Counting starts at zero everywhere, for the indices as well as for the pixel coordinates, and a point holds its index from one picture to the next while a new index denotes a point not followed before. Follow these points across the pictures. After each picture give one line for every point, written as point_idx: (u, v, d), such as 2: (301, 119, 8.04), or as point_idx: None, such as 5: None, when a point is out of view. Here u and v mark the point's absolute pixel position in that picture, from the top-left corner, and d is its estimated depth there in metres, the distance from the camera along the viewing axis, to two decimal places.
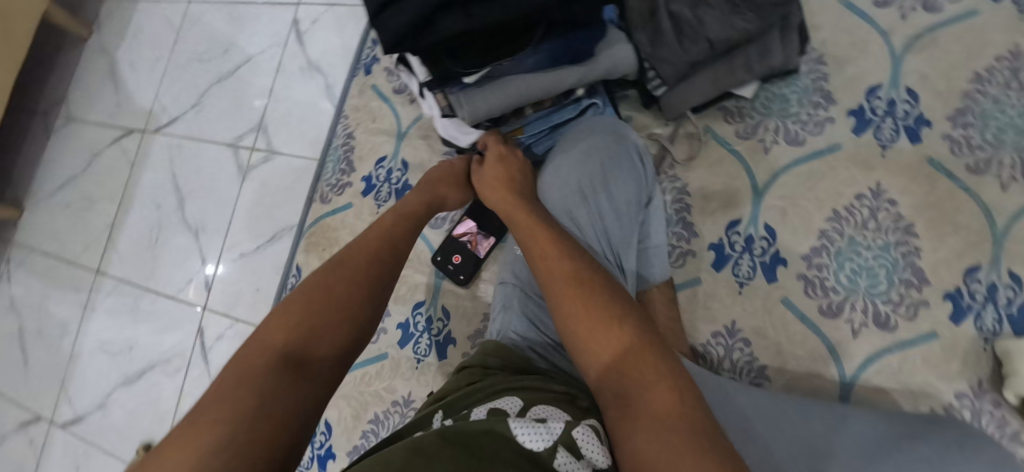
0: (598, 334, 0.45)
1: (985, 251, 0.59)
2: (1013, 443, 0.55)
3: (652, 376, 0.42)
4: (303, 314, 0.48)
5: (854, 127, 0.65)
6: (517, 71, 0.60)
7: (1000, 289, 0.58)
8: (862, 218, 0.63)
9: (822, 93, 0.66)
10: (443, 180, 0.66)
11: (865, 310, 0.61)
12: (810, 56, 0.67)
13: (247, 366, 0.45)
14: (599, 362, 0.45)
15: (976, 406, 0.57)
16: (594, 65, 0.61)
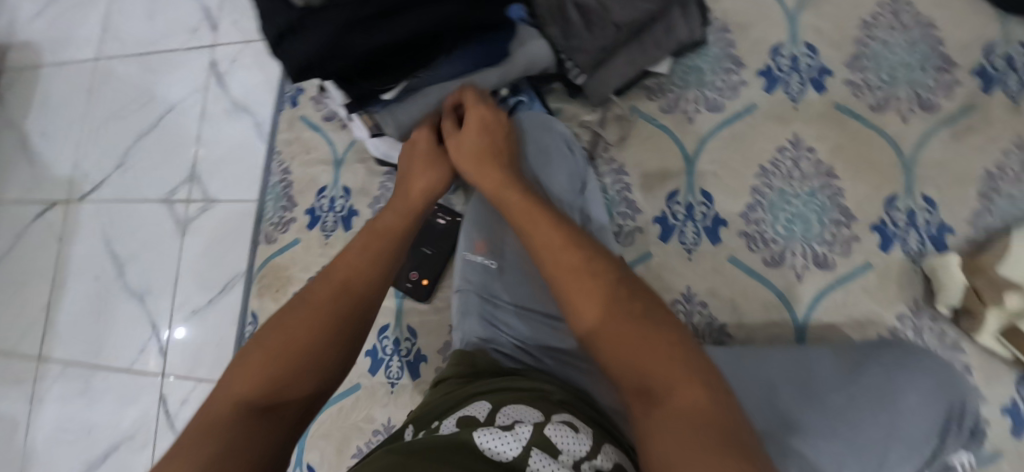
0: (618, 325, 0.42)
1: (900, 181, 0.63)
2: (953, 352, 0.60)
3: (677, 375, 0.39)
4: (272, 356, 0.45)
5: (765, 85, 0.68)
6: (435, 80, 0.61)
7: (918, 213, 0.62)
8: (787, 169, 0.66)
9: (731, 59, 0.70)
10: (415, 165, 0.59)
11: (805, 254, 0.64)
12: (715, 26, 0.71)
13: (211, 414, 0.43)
14: (618, 361, 0.41)
15: (918, 325, 0.61)
16: (511, 65, 0.63)
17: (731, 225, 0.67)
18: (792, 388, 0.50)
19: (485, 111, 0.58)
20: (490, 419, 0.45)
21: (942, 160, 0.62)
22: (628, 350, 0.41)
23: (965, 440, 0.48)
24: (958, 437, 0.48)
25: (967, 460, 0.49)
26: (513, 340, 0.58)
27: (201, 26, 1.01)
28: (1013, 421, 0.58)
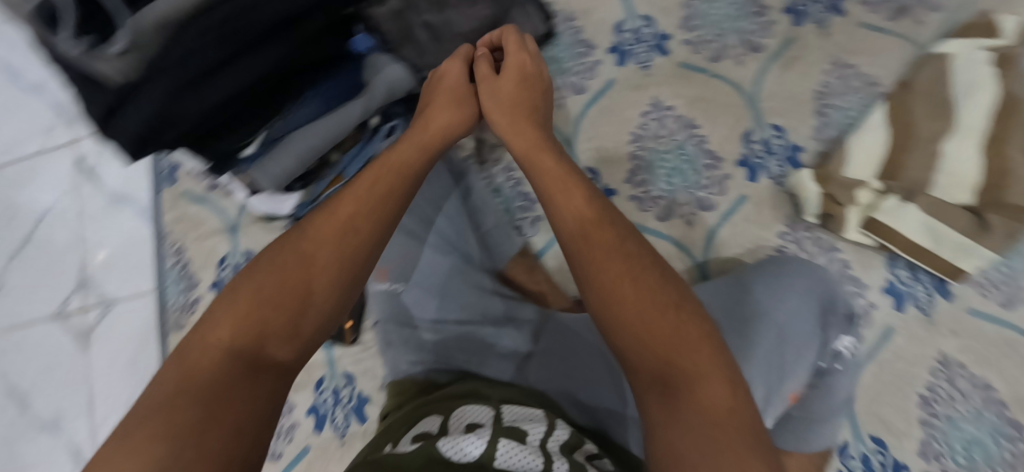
0: (653, 314, 0.43)
1: (751, 117, 0.70)
2: (831, 253, 0.66)
3: (706, 366, 0.41)
4: (281, 294, 0.45)
5: (617, 61, 0.74)
6: None
7: (773, 140, 0.69)
8: (654, 129, 0.72)
9: (584, 43, 0.75)
10: (437, 104, 0.59)
11: (690, 201, 0.70)
12: (562, 17, 0.76)
13: (192, 365, 0.41)
14: (646, 343, 0.43)
15: (797, 237, 0.67)
16: (372, 93, 0.61)
17: (619, 193, 0.72)
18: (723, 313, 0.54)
19: (526, 56, 0.61)
20: (443, 429, 0.46)
21: (777, 90, 0.70)
22: (665, 336, 0.42)
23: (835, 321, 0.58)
24: (835, 324, 0.58)
25: (848, 343, 0.61)
26: (444, 359, 0.59)
27: (57, 124, 0.96)
28: (893, 297, 0.65)
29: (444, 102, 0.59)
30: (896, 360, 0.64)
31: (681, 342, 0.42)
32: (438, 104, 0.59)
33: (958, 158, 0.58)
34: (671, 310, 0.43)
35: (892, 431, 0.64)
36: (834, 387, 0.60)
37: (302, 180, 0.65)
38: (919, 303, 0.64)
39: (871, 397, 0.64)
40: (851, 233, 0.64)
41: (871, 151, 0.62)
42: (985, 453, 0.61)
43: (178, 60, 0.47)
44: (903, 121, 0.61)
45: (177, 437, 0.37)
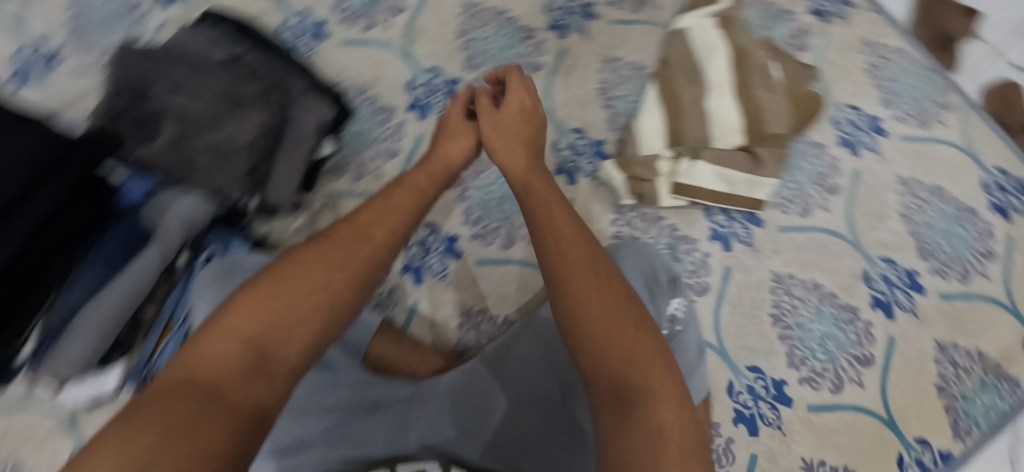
0: (627, 333, 0.56)
1: (669, 47, 0.89)
2: (761, 143, 0.84)
3: (657, 379, 0.55)
4: (339, 258, 0.59)
5: (557, 35, 0.92)
6: (268, 164, 0.74)
7: (692, 60, 0.87)
8: (601, 81, 0.91)
9: (524, 30, 0.92)
10: (511, 91, 0.73)
11: (645, 128, 0.86)
12: (503, 15, 0.92)
13: (328, 259, 0.58)
14: (631, 337, 0.56)
15: (728, 135, 0.84)
16: (309, 114, 0.75)
17: (591, 136, 0.90)
18: None
19: (525, 96, 0.73)
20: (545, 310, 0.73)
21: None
22: (637, 347, 0.56)
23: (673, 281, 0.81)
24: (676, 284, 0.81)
25: (682, 303, 0.78)
26: (500, 294, 0.82)
27: None
28: (720, 241, 0.88)
29: (458, 133, 0.72)
30: (805, 235, 0.89)
31: (640, 354, 0.56)
32: (453, 131, 0.72)
33: (770, 74, 0.85)
34: (634, 327, 0.57)
35: (822, 270, 0.88)
36: (683, 338, 0.75)
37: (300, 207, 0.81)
38: (806, 174, 0.91)
39: (791, 250, 0.88)
40: (720, 145, 0.84)
41: (718, 87, 0.84)
42: (861, 273, 0.89)
43: (223, 131, 0.70)
44: (735, 59, 0.85)
45: (359, 257, 0.59)
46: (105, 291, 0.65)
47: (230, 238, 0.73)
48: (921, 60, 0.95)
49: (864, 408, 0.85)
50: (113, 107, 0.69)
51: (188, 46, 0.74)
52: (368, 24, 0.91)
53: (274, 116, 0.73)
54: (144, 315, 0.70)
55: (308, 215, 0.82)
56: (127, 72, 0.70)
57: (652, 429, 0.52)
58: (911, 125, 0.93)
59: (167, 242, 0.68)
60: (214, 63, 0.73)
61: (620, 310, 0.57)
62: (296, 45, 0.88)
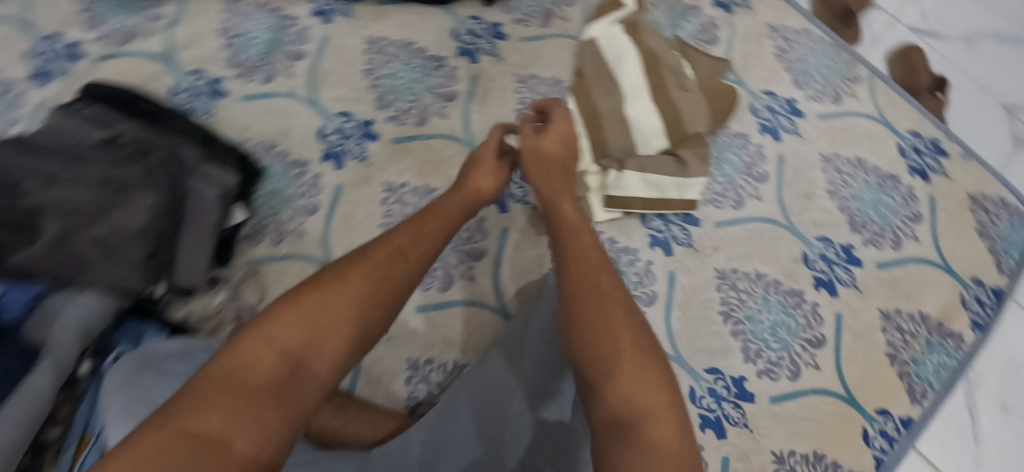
0: (636, 356, 0.56)
1: (584, 58, 0.87)
2: (683, 143, 0.83)
3: (660, 400, 0.54)
4: (377, 283, 0.58)
5: (469, 59, 0.88)
6: (172, 245, 0.69)
7: (608, 69, 0.85)
8: (521, 102, 0.88)
9: (434, 59, 0.87)
10: (555, 117, 0.73)
11: (572, 145, 0.84)
12: (410, 47, 0.87)
13: (365, 281, 0.57)
14: (641, 361, 0.56)
15: (649, 141, 0.83)
16: (211, 187, 0.69)
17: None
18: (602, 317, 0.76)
19: (567, 125, 0.73)
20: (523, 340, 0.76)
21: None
22: (650, 373, 0.55)
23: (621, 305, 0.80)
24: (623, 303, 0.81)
25: None
26: (445, 339, 0.79)
27: None
28: (661, 247, 0.87)
29: (486, 164, 0.72)
30: (742, 228, 0.89)
31: (647, 375, 0.55)
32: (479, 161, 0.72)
33: (682, 71, 0.85)
34: (645, 349, 0.57)
35: (763, 259, 0.88)
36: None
37: (212, 281, 0.74)
38: (734, 166, 0.91)
39: (730, 245, 0.88)
40: (643, 152, 0.83)
41: (634, 94, 0.83)
42: (801, 256, 0.89)
43: (110, 222, 0.65)
44: (647, 64, 0.84)
45: (395, 279, 0.59)
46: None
47: (138, 332, 0.67)
48: (824, 39, 0.98)
49: (824, 389, 0.86)
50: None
51: (62, 127, 0.67)
52: (267, 75, 0.83)
53: (171, 194, 0.68)
54: (48, 437, 0.62)
55: (225, 287, 0.75)
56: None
57: (653, 451, 0.50)
58: (825, 102, 0.95)
59: (61, 356, 0.64)
60: (91, 146, 0.67)
61: (634, 334, 0.58)
62: (189, 108, 0.79)
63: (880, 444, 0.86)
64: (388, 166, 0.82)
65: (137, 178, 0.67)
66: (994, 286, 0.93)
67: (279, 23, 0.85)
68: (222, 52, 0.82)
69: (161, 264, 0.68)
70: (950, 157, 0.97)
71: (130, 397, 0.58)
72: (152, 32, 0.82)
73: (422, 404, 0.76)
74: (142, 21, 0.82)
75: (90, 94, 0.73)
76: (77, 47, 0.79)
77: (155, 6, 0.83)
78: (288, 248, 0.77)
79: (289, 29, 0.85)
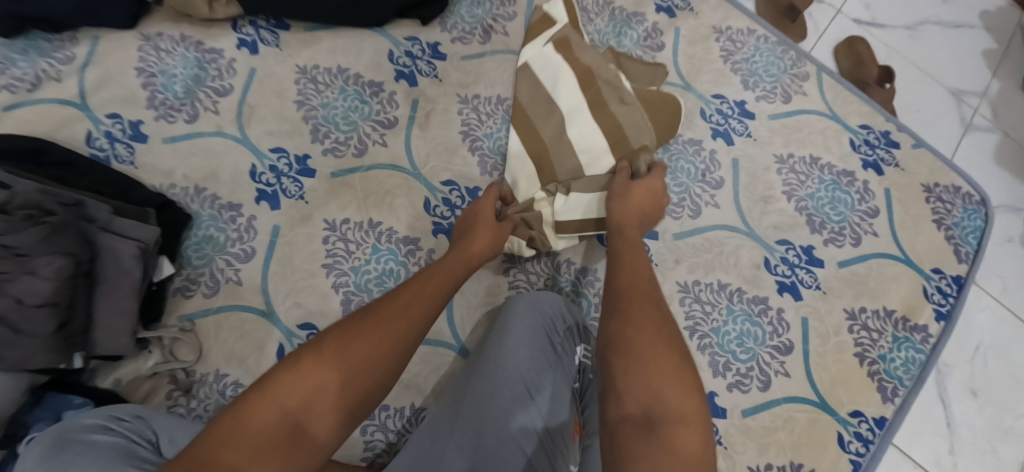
0: (664, 361, 0.58)
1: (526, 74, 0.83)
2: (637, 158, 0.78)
3: (686, 401, 0.56)
4: (384, 332, 0.58)
5: (407, 82, 0.84)
6: (90, 306, 0.64)
7: (551, 90, 0.83)
8: (465, 123, 0.84)
9: (370, 84, 0.83)
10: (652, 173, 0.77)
11: (519, 169, 0.81)
12: (344, 73, 0.83)
13: (376, 330, 0.58)
14: (668, 366, 0.58)
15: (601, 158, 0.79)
16: (127, 242, 0.65)
17: (463, 187, 0.81)
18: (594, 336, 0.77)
19: (657, 180, 0.76)
20: None
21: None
22: (677, 374, 0.57)
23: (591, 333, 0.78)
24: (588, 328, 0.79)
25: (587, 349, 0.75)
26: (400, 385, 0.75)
27: None
28: None
29: (483, 212, 0.75)
30: (702, 239, 0.87)
31: (675, 378, 0.57)
32: (477, 212, 0.75)
33: (620, 84, 0.81)
34: (680, 357, 0.59)
35: (726, 268, 0.86)
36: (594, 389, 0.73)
37: (144, 344, 0.70)
38: (689, 173, 0.88)
39: (690, 256, 0.86)
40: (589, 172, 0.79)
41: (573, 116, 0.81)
42: (762, 262, 0.88)
43: (10, 294, 0.59)
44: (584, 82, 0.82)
45: (399, 337, 0.59)
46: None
47: (56, 407, 0.64)
48: (769, 37, 0.95)
49: (795, 397, 0.85)
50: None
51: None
52: (191, 113, 0.77)
53: (82, 255, 0.63)
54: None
55: (160, 348, 0.70)
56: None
57: (671, 453, 0.52)
58: (775, 102, 0.93)
59: None
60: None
61: (667, 341, 0.60)
62: (107, 155, 0.74)
63: (856, 447, 0.85)
64: (328, 203, 0.77)
65: (40, 242, 0.60)
66: (955, 275, 0.93)
67: (201, 57, 0.79)
68: (140, 92, 0.77)
69: (77, 330, 0.63)
70: (902, 147, 0.96)
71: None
72: (61, 77, 0.75)
73: (379, 453, 0.73)
74: (49, 65, 0.76)
75: None
76: None
77: (64, 46, 0.77)
78: (224, 298, 0.73)
79: (214, 62, 0.79)
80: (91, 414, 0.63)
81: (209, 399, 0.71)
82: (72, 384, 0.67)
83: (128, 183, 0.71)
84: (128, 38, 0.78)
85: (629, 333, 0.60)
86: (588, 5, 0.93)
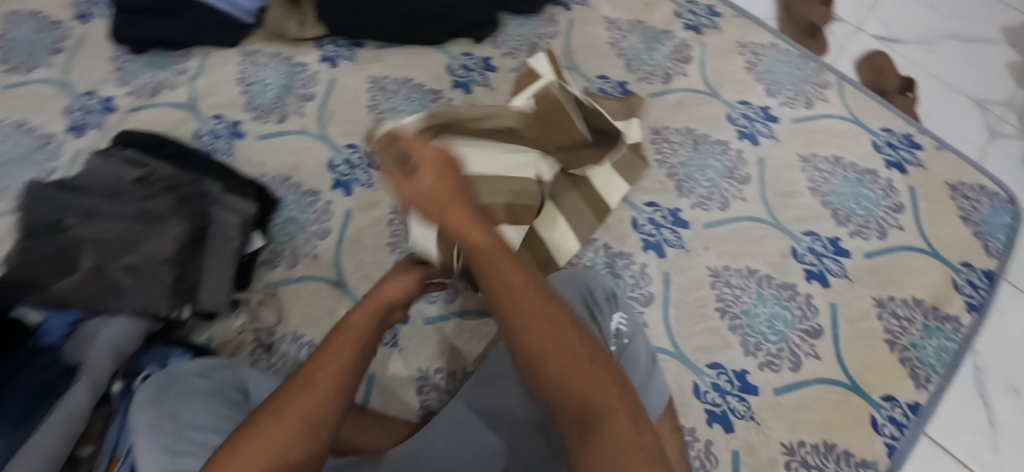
0: (575, 363, 0.56)
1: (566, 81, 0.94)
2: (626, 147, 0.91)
3: (611, 396, 0.56)
4: (300, 405, 0.54)
5: (463, 90, 0.96)
6: (199, 269, 0.75)
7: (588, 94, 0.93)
8: None
9: (431, 91, 0.95)
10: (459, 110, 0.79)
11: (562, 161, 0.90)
12: (409, 83, 0.95)
13: (290, 405, 0.54)
14: (582, 367, 0.56)
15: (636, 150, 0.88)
16: (231, 217, 0.76)
17: None
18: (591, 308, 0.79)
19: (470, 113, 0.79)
20: None
21: (583, 60, 1.00)
22: (588, 369, 0.56)
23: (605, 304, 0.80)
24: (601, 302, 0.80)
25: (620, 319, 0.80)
26: (456, 351, 0.83)
27: None
28: (655, 250, 0.92)
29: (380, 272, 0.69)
30: (733, 230, 0.94)
31: (590, 373, 0.56)
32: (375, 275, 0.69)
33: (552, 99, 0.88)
34: (589, 356, 0.57)
35: (755, 255, 0.93)
36: (632, 352, 0.78)
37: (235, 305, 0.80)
38: (718, 170, 0.96)
39: (720, 244, 0.93)
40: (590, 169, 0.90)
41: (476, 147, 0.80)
42: (789, 251, 0.94)
43: (141, 250, 0.71)
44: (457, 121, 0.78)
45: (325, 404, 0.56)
46: (32, 438, 0.59)
47: (164, 355, 0.72)
48: (790, 51, 1.05)
49: (826, 378, 0.89)
50: (24, 248, 0.68)
51: (98, 170, 0.75)
52: (281, 115, 0.91)
53: (198, 225, 0.74)
54: (81, 454, 0.65)
55: (248, 309, 0.81)
56: (38, 213, 0.70)
57: (617, 445, 0.55)
58: (798, 107, 1.01)
59: (95, 374, 0.67)
60: (127, 183, 0.74)
61: (574, 343, 0.57)
62: (211, 148, 0.87)
63: (890, 430, 0.87)
64: None
65: (167, 211, 0.73)
66: (985, 269, 0.96)
67: (290, 70, 0.93)
68: (239, 98, 0.91)
69: (187, 288, 0.74)
70: (924, 149, 1.02)
71: (158, 415, 0.62)
72: (176, 85, 0.90)
73: (433, 411, 0.80)
74: (167, 75, 0.91)
75: (124, 141, 0.81)
76: (111, 101, 0.88)
77: (179, 61, 0.92)
78: (304, 270, 0.84)
79: (300, 74, 0.93)
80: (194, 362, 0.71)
81: (290, 354, 0.80)
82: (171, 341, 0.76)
83: (229, 171, 0.82)
84: (232, 54, 0.93)
85: (527, 345, 0.56)
86: (623, 25, 1.04)
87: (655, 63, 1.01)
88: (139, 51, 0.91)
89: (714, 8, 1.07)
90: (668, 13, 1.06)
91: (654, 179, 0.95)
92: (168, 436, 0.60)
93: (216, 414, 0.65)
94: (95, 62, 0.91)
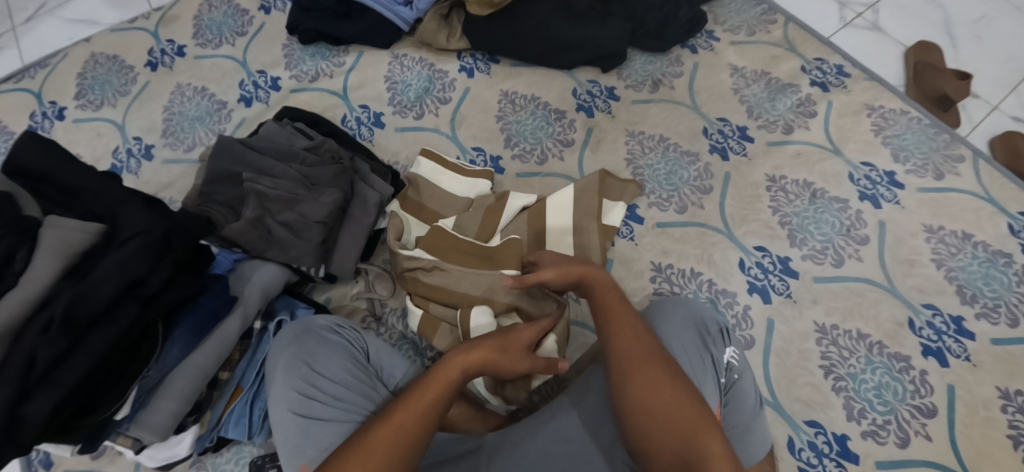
0: (672, 393, 0.62)
1: (679, 125, 1.02)
2: (706, 176, 0.99)
3: (701, 423, 0.60)
4: (402, 428, 0.61)
5: (586, 113, 1.03)
6: (340, 232, 0.91)
7: (708, 129, 1.02)
8: (635, 153, 1.00)
9: (555, 113, 1.03)
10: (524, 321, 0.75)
11: (673, 199, 0.97)
12: (539, 102, 1.04)
13: (399, 427, 0.61)
14: (675, 400, 0.62)
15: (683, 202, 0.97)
16: (363, 197, 0.91)
17: (633, 225, 0.96)
18: (702, 331, 0.78)
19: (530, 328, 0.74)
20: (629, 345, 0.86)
21: (706, 101, 1.04)
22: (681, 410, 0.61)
23: (720, 338, 0.78)
24: (714, 336, 0.78)
25: (733, 353, 0.78)
26: None
27: None
28: (759, 294, 0.91)
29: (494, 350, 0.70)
30: (841, 288, 0.91)
31: (679, 407, 0.61)
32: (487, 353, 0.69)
33: (452, 192, 0.96)
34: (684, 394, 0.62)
35: (862, 314, 0.89)
36: (741, 387, 0.77)
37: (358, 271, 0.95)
38: (832, 226, 0.94)
39: (830, 299, 0.90)
40: (510, 220, 0.92)
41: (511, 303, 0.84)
42: (905, 321, 0.88)
43: (297, 211, 0.87)
44: (514, 260, 0.85)
45: (425, 423, 0.62)
46: (191, 355, 0.77)
47: (293, 305, 0.89)
48: (922, 119, 1.02)
49: (937, 464, 0.80)
50: (204, 190, 0.90)
51: (274, 135, 0.94)
52: (419, 112, 1.04)
53: (346, 195, 0.91)
54: (219, 377, 0.82)
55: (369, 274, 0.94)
56: (221, 162, 0.89)
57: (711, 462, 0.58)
58: (926, 177, 0.97)
59: (246, 308, 0.83)
60: (301, 150, 0.92)
61: (674, 378, 0.64)
62: (355, 135, 1.03)
63: None
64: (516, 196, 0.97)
65: (325, 174, 0.89)
66: None
67: (431, 75, 1.06)
68: (385, 93, 1.05)
69: (326, 242, 0.90)
70: None
71: (294, 359, 0.76)
72: (333, 75, 1.07)
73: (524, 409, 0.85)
74: (327, 66, 1.08)
75: (290, 114, 1.00)
76: (277, 81, 1.08)
77: (339, 55, 1.09)
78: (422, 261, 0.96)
79: (440, 79, 1.06)
80: (324, 316, 0.83)
81: (395, 328, 0.93)
82: (293, 300, 0.91)
83: (369, 154, 0.99)
84: (384, 55, 1.09)
85: (637, 377, 0.64)
86: (747, 73, 1.06)
87: (777, 113, 1.03)
88: (308, 42, 1.10)
89: (843, 68, 1.06)
90: (795, 67, 1.07)
91: (766, 224, 0.95)
92: (300, 378, 0.75)
93: (342, 365, 0.77)
94: (270, 46, 1.11)
